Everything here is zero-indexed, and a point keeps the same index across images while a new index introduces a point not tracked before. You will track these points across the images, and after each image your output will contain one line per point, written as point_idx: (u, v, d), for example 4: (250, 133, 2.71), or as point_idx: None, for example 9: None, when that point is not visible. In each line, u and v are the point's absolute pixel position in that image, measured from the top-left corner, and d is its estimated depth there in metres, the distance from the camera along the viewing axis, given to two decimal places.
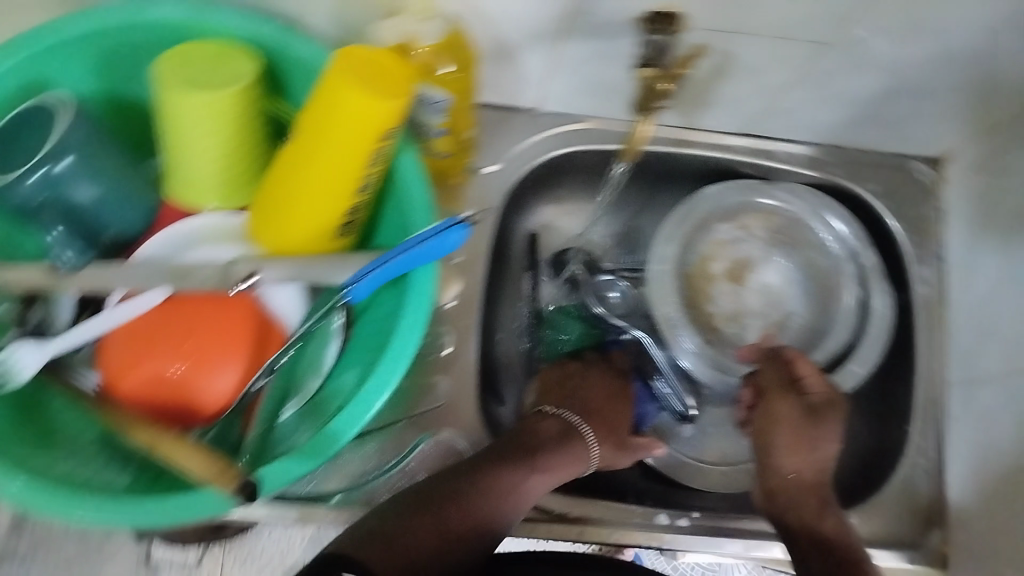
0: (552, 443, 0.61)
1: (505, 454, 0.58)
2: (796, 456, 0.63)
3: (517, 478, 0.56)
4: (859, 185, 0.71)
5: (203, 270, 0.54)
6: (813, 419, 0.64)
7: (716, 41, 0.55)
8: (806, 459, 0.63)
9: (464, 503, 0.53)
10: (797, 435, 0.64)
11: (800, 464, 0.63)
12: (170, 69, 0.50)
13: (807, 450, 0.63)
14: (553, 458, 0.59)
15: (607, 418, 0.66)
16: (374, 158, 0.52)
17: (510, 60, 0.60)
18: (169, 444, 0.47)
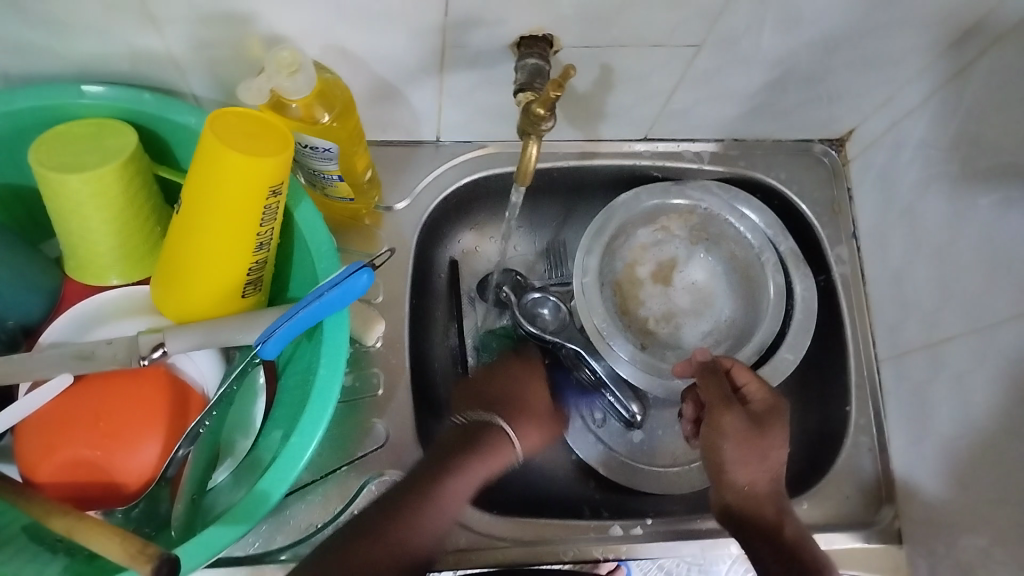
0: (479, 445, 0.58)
1: (427, 472, 0.55)
2: (749, 466, 0.58)
3: (439, 494, 0.54)
4: (767, 174, 0.72)
5: (108, 348, 0.53)
6: (758, 427, 0.58)
7: (590, 57, 0.58)
8: (758, 468, 0.58)
9: (387, 533, 0.52)
10: (746, 447, 0.58)
11: (753, 476, 0.58)
12: (45, 155, 0.50)
13: (758, 458, 0.58)
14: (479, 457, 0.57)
15: (534, 419, 0.62)
16: (265, 214, 0.52)
17: (400, 96, 0.61)
18: (87, 531, 0.44)
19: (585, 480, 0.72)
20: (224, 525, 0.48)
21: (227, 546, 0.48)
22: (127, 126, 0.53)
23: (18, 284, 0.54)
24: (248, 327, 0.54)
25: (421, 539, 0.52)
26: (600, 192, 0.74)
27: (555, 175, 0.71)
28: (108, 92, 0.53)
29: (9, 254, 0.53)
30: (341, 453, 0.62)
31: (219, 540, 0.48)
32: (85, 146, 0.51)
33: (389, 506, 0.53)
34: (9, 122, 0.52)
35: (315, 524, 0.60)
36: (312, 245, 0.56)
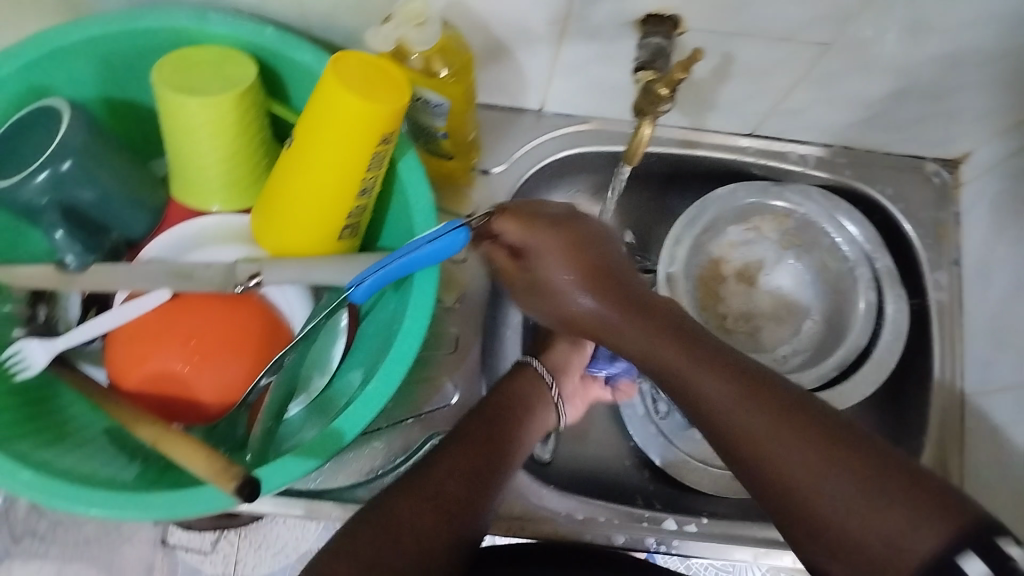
0: (521, 400, 0.61)
1: (469, 424, 0.57)
2: (554, 321, 0.60)
3: (478, 447, 0.54)
4: (873, 188, 0.70)
5: (207, 270, 0.54)
6: (537, 287, 0.57)
7: (716, 43, 0.56)
8: (568, 320, 0.59)
9: (434, 492, 0.50)
10: (542, 310, 0.59)
11: (569, 301, 0.57)
12: (169, 75, 0.51)
13: (557, 318, 0.59)
14: (513, 419, 0.59)
15: (575, 363, 0.68)
16: (374, 162, 0.52)
17: (511, 59, 0.60)
18: (180, 446, 0.45)
19: (641, 469, 0.72)
20: (298, 458, 0.49)
21: (297, 478, 0.49)
22: (249, 58, 0.53)
23: (126, 197, 0.55)
24: (343, 270, 0.54)
25: (471, 498, 0.51)
26: (697, 183, 0.73)
27: (653, 160, 0.70)
28: (231, 21, 0.53)
29: (123, 165, 0.55)
30: (410, 407, 0.64)
31: (291, 471, 0.49)
32: (206, 73, 0.52)
33: (428, 467, 0.52)
34: (135, 41, 0.54)
35: (376, 470, 0.62)
36: (413, 198, 0.56)
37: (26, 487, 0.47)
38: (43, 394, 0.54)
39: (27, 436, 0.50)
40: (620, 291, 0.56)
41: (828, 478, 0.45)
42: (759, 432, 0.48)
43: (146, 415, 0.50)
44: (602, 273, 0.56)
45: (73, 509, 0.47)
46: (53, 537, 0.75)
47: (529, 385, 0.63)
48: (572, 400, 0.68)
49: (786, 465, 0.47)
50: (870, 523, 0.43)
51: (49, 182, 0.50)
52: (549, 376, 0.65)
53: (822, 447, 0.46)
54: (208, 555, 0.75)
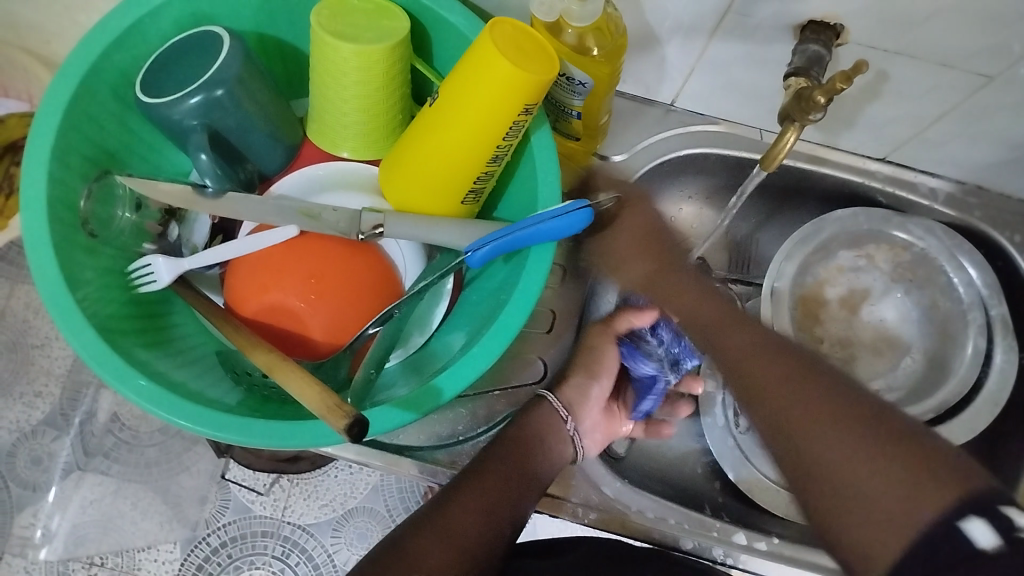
0: (536, 434, 0.59)
1: (484, 458, 0.56)
2: (622, 269, 0.64)
3: (495, 484, 0.54)
4: (1004, 233, 0.67)
5: (334, 215, 0.55)
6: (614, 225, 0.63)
7: (870, 58, 0.55)
8: (637, 263, 0.63)
9: (447, 529, 0.50)
10: (621, 255, 0.63)
11: (629, 274, 0.64)
12: (327, 19, 0.52)
13: (626, 261, 0.63)
14: (529, 455, 0.57)
15: (591, 396, 0.65)
16: (511, 130, 0.53)
17: (654, 49, 0.60)
18: (298, 380, 0.46)
19: (712, 480, 0.71)
20: (397, 410, 0.50)
21: (396, 427, 0.51)
22: (404, 13, 0.54)
23: (266, 131, 0.57)
24: (464, 234, 0.55)
25: (484, 535, 0.51)
26: (815, 201, 0.71)
27: (777, 172, 0.69)
28: None
29: (268, 100, 0.56)
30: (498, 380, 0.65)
31: (388, 420, 0.50)
32: (365, 22, 0.53)
33: (440, 505, 0.52)
34: None
35: (458, 436, 0.63)
36: (539, 172, 0.56)
37: (139, 394, 0.48)
38: (161, 310, 0.57)
39: (144, 347, 0.52)
40: (656, 250, 0.63)
41: (829, 433, 0.42)
42: (779, 396, 0.46)
43: (261, 342, 0.51)
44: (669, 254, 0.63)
45: (179, 423, 0.48)
46: (118, 455, 0.88)
47: (540, 420, 0.61)
48: (590, 435, 0.65)
49: (795, 425, 0.44)
50: (868, 479, 0.39)
51: (200, 106, 0.52)
52: (563, 410, 0.62)
53: (836, 408, 0.43)
54: (261, 496, 0.84)
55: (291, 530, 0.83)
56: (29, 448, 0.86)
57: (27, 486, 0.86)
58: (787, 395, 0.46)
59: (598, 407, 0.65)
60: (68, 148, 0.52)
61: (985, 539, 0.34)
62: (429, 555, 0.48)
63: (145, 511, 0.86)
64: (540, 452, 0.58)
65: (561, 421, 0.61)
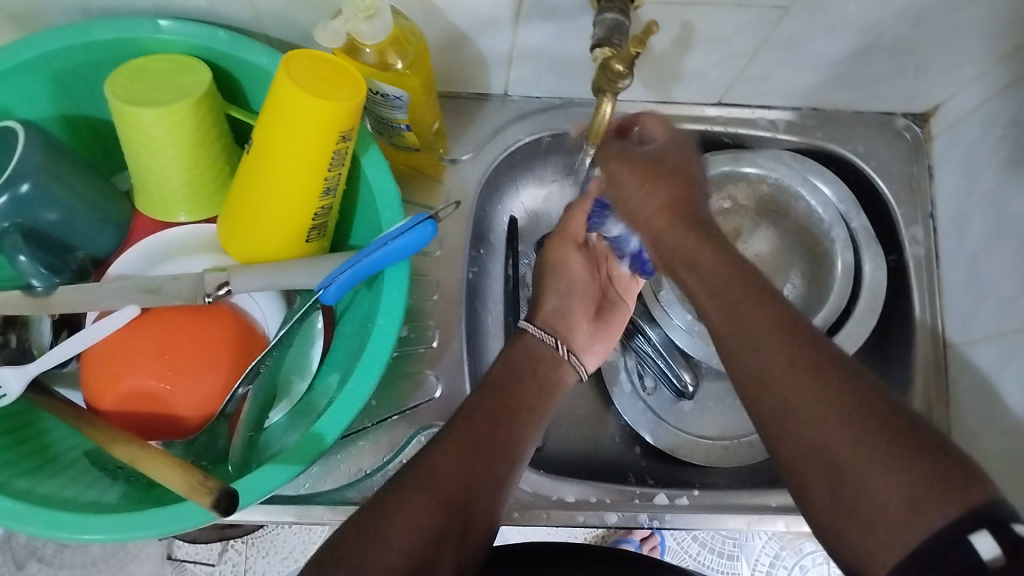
0: (527, 362, 0.58)
1: (468, 404, 0.53)
2: (645, 199, 0.54)
3: (484, 426, 0.52)
4: (844, 148, 0.70)
5: (175, 284, 0.54)
6: (651, 163, 0.55)
7: (672, 13, 0.55)
8: (653, 189, 0.54)
9: (431, 477, 0.48)
10: (646, 180, 0.54)
11: (640, 214, 0.55)
12: (120, 86, 0.50)
13: (642, 183, 0.54)
14: (518, 399, 0.55)
15: (574, 315, 0.64)
16: (334, 160, 0.51)
17: (470, 45, 0.59)
18: (162, 467, 0.45)
19: (631, 446, 0.72)
20: (279, 465, 0.49)
21: (279, 485, 0.49)
22: (202, 63, 0.52)
23: (91, 214, 0.55)
24: (312, 272, 0.54)
25: (470, 484, 0.49)
26: None
27: None
28: (184, 27, 0.53)
29: (85, 183, 0.54)
30: (395, 405, 0.63)
31: (274, 478, 0.49)
32: (159, 80, 0.51)
33: (426, 451, 0.50)
34: (87, 55, 0.53)
35: (364, 470, 0.62)
36: (377, 194, 0.55)
37: (6, 516, 0.46)
38: (22, 421, 0.54)
39: (7, 466, 0.49)
40: (685, 197, 0.53)
41: (857, 444, 0.41)
42: (792, 397, 0.44)
43: (122, 434, 0.49)
44: (690, 206, 0.53)
45: (56, 535, 0.46)
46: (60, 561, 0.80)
47: (527, 351, 0.59)
48: (589, 350, 0.64)
49: (813, 428, 0.43)
50: (872, 488, 0.40)
51: (9, 207, 0.49)
52: (547, 334, 0.61)
53: (856, 411, 0.42)
54: (216, 566, 0.86)
55: None
56: None
57: None
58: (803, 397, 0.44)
59: (590, 319, 0.65)
60: None
61: (989, 551, 0.36)
62: (413, 510, 0.46)
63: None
64: (530, 387, 0.56)
65: (552, 347, 0.61)
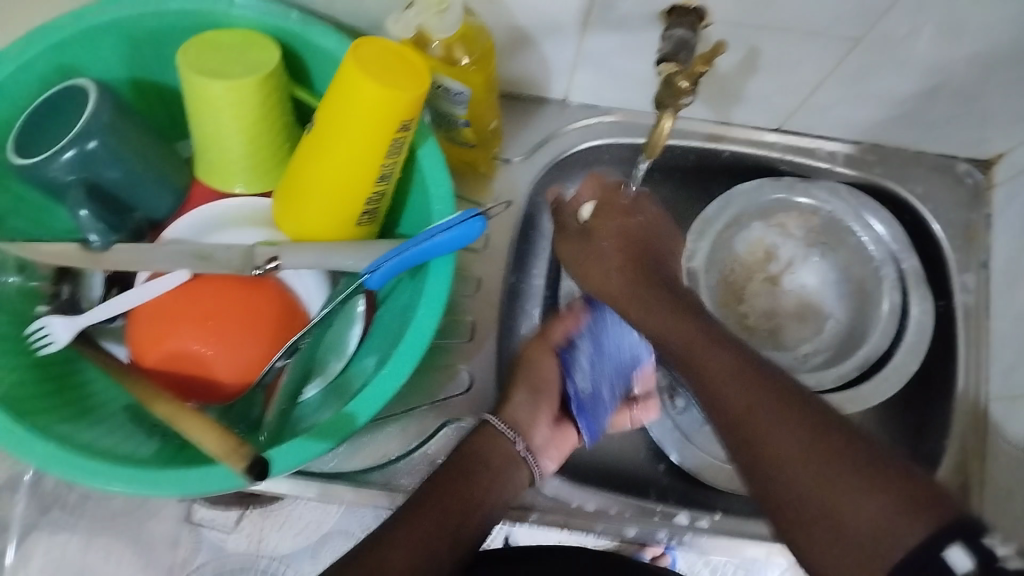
0: (483, 457, 0.57)
1: (424, 494, 0.53)
2: (597, 269, 0.54)
3: (439, 518, 0.52)
4: (903, 188, 0.69)
5: (226, 253, 0.55)
6: (607, 211, 0.55)
7: (739, 35, 0.55)
8: (604, 270, 0.54)
9: (379, 568, 0.48)
10: (617, 237, 0.54)
11: (603, 279, 0.53)
12: (194, 56, 0.51)
13: (594, 255, 0.54)
14: (471, 484, 0.54)
15: (540, 414, 0.61)
16: (392, 148, 0.52)
17: (533, 48, 0.60)
18: (200, 427, 0.46)
19: (656, 463, 0.71)
20: (309, 440, 0.49)
21: (308, 460, 0.50)
22: (273, 43, 0.53)
23: (152, 178, 0.57)
24: (361, 256, 0.55)
25: (418, 566, 0.49)
26: (722, 178, 0.72)
27: (679, 152, 0.69)
28: (259, 5, 0.54)
29: (150, 147, 0.56)
30: (425, 395, 0.64)
31: (300, 453, 0.49)
32: (232, 55, 0.52)
33: (378, 538, 0.50)
34: (166, 23, 0.55)
35: (389, 456, 0.62)
36: (431, 187, 0.56)
37: (46, 460, 0.48)
38: (66, 369, 0.56)
39: (48, 412, 0.51)
40: (644, 256, 0.53)
41: (818, 468, 0.41)
42: (753, 418, 0.44)
43: (161, 392, 0.51)
44: (645, 266, 0.53)
45: (92, 483, 0.48)
46: (83, 510, 0.79)
47: (482, 446, 0.57)
48: (546, 451, 0.61)
49: (774, 454, 0.43)
50: (849, 515, 0.39)
51: (75, 160, 0.51)
52: (508, 430, 0.59)
53: (809, 431, 0.42)
54: (230, 535, 0.79)
55: (267, 563, 0.78)
56: None
57: None
58: (766, 420, 0.44)
59: (548, 422, 0.61)
60: None
61: (963, 566, 0.35)
62: None
63: (120, 561, 0.79)
64: (485, 479, 0.55)
65: (509, 443, 0.58)
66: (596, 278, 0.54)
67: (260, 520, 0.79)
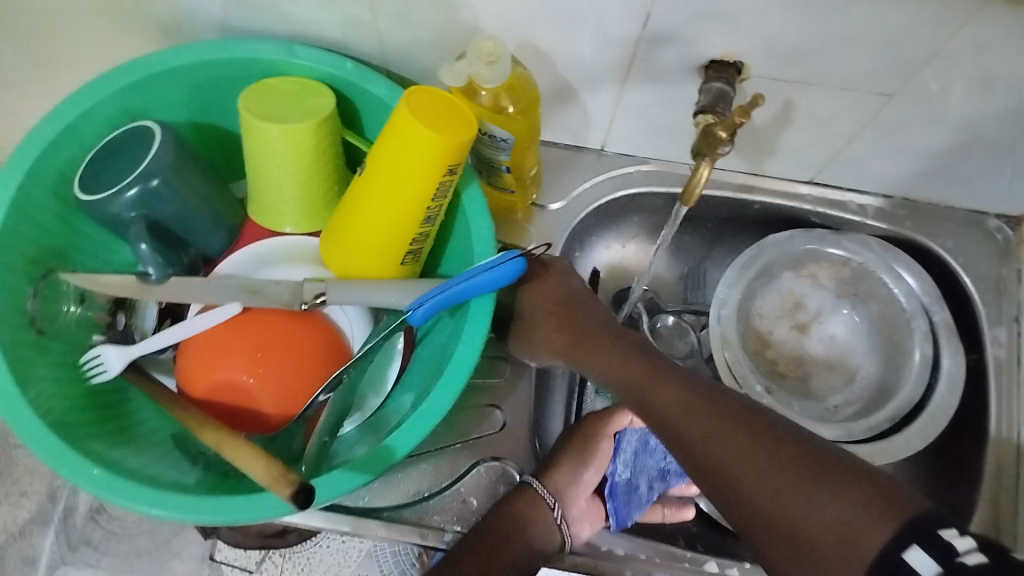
0: (515, 524, 0.58)
1: (452, 561, 0.55)
2: (546, 343, 0.64)
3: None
4: (932, 241, 0.70)
5: (276, 287, 0.57)
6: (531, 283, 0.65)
7: (776, 87, 0.58)
8: (548, 342, 0.64)
9: None
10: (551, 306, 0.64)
11: (550, 347, 0.64)
12: (255, 100, 0.54)
13: (534, 331, 0.64)
14: (500, 552, 0.56)
15: (580, 486, 0.63)
16: (439, 191, 0.54)
17: (574, 98, 0.62)
18: (248, 457, 0.47)
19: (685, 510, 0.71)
20: (350, 472, 0.50)
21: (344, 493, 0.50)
22: (328, 90, 0.56)
23: (206, 216, 0.59)
24: (403, 294, 0.57)
25: None
26: (752, 229, 0.74)
27: (711, 203, 0.71)
28: (317, 55, 0.57)
29: (207, 187, 0.58)
30: (459, 434, 0.65)
31: (340, 484, 0.50)
32: (289, 100, 0.55)
33: None
34: (226, 69, 0.58)
35: (422, 493, 0.63)
36: (473, 229, 0.58)
37: (95, 486, 0.49)
38: (116, 399, 0.58)
39: (97, 439, 0.52)
40: (580, 319, 0.63)
41: (767, 475, 0.45)
42: (710, 447, 0.49)
43: (210, 421, 0.52)
44: (579, 322, 0.63)
45: (138, 509, 0.48)
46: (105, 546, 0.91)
47: (521, 509, 0.59)
48: (580, 522, 0.63)
49: (731, 474, 0.47)
50: (807, 520, 0.42)
51: (136, 198, 0.53)
52: (548, 495, 0.60)
53: (768, 457, 0.46)
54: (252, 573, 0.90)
55: None
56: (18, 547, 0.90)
57: None
58: (714, 443, 0.49)
59: (587, 493, 0.63)
60: (9, 250, 0.53)
61: (925, 565, 0.37)
62: None
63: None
64: (515, 547, 0.56)
65: (546, 505, 0.60)
66: (543, 355, 0.64)
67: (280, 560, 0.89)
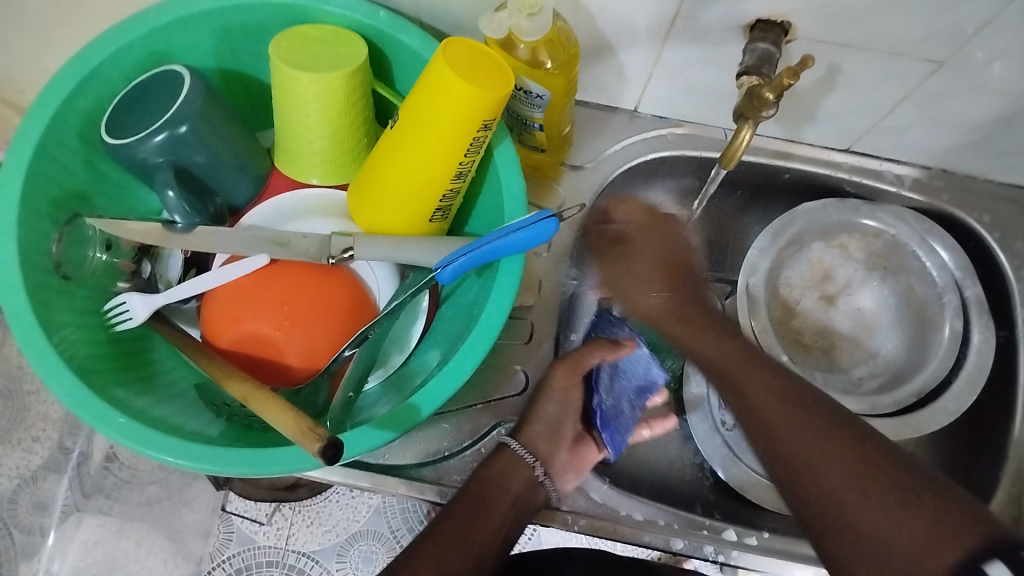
0: (497, 480, 0.56)
1: (440, 518, 0.53)
2: (641, 285, 0.56)
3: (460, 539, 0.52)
4: (969, 215, 0.68)
5: (304, 241, 0.56)
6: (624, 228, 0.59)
7: (820, 51, 0.56)
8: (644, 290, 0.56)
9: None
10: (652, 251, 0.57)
11: (640, 296, 0.56)
12: (287, 48, 0.53)
13: (637, 272, 0.57)
14: (486, 509, 0.54)
15: (563, 440, 0.60)
16: (472, 146, 0.53)
17: (611, 56, 0.61)
18: (274, 411, 0.47)
19: (703, 478, 0.71)
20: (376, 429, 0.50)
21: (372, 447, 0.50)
22: (361, 40, 0.55)
23: (232, 164, 0.58)
24: (432, 251, 0.55)
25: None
26: (784, 197, 0.72)
27: (745, 169, 0.70)
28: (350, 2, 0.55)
29: (234, 135, 0.57)
30: (481, 393, 0.65)
31: (365, 438, 0.49)
32: (321, 49, 0.54)
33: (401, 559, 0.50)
34: (257, 16, 0.56)
35: (442, 452, 0.63)
36: (505, 186, 0.57)
37: (118, 433, 0.48)
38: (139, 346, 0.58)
39: (120, 387, 0.52)
40: (675, 276, 0.57)
41: (852, 481, 0.42)
42: (793, 436, 0.46)
43: (236, 372, 0.52)
44: (675, 280, 0.56)
45: (159, 458, 0.48)
46: (117, 495, 0.87)
47: (501, 469, 0.57)
48: (565, 474, 0.60)
49: (809, 467, 0.44)
50: (879, 527, 0.40)
51: (164, 144, 0.52)
52: (529, 454, 0.58)
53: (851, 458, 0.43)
54: (264, 525, 0.86)
55: (296, 558, 0.85)
56: (30, 493, 0.84)
57: (30, 531, 0.83)
58: (802, 436, 0.45)
59: (568, 445, 0.61)
60: (35, 192, 0.52)
61: None
62: None
63: (150, 548, 0.86)
64: (506, 504, 0.55)
65: (528, 465, 0.58)
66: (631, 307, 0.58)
67: (290, 515, 0.86)
